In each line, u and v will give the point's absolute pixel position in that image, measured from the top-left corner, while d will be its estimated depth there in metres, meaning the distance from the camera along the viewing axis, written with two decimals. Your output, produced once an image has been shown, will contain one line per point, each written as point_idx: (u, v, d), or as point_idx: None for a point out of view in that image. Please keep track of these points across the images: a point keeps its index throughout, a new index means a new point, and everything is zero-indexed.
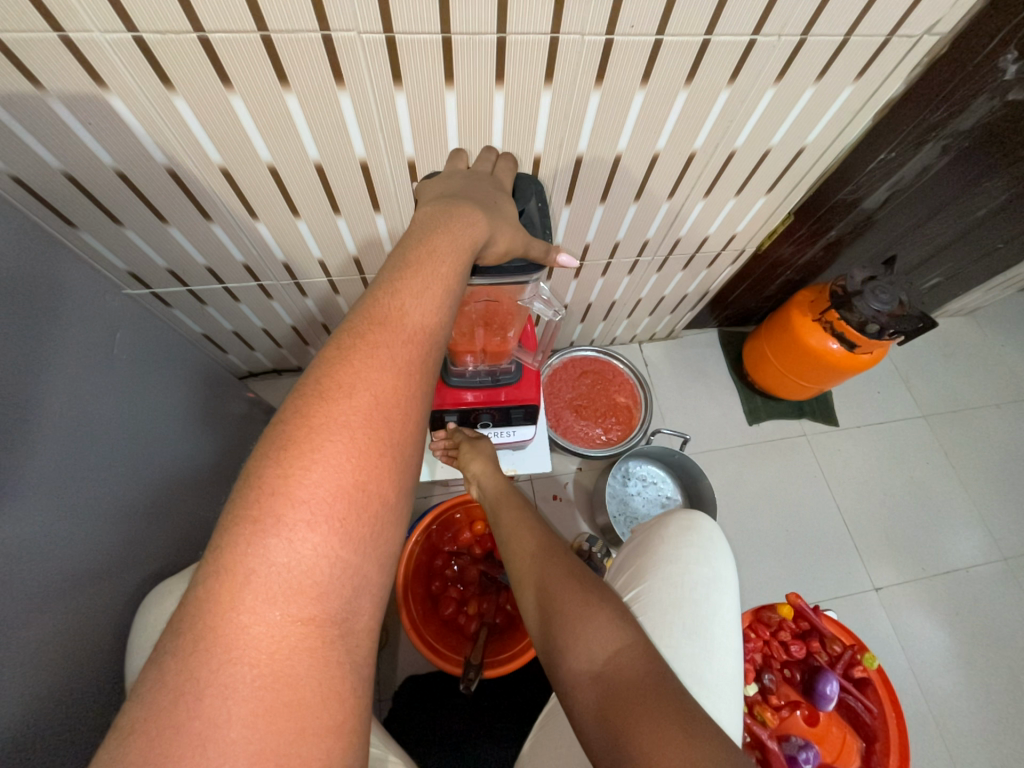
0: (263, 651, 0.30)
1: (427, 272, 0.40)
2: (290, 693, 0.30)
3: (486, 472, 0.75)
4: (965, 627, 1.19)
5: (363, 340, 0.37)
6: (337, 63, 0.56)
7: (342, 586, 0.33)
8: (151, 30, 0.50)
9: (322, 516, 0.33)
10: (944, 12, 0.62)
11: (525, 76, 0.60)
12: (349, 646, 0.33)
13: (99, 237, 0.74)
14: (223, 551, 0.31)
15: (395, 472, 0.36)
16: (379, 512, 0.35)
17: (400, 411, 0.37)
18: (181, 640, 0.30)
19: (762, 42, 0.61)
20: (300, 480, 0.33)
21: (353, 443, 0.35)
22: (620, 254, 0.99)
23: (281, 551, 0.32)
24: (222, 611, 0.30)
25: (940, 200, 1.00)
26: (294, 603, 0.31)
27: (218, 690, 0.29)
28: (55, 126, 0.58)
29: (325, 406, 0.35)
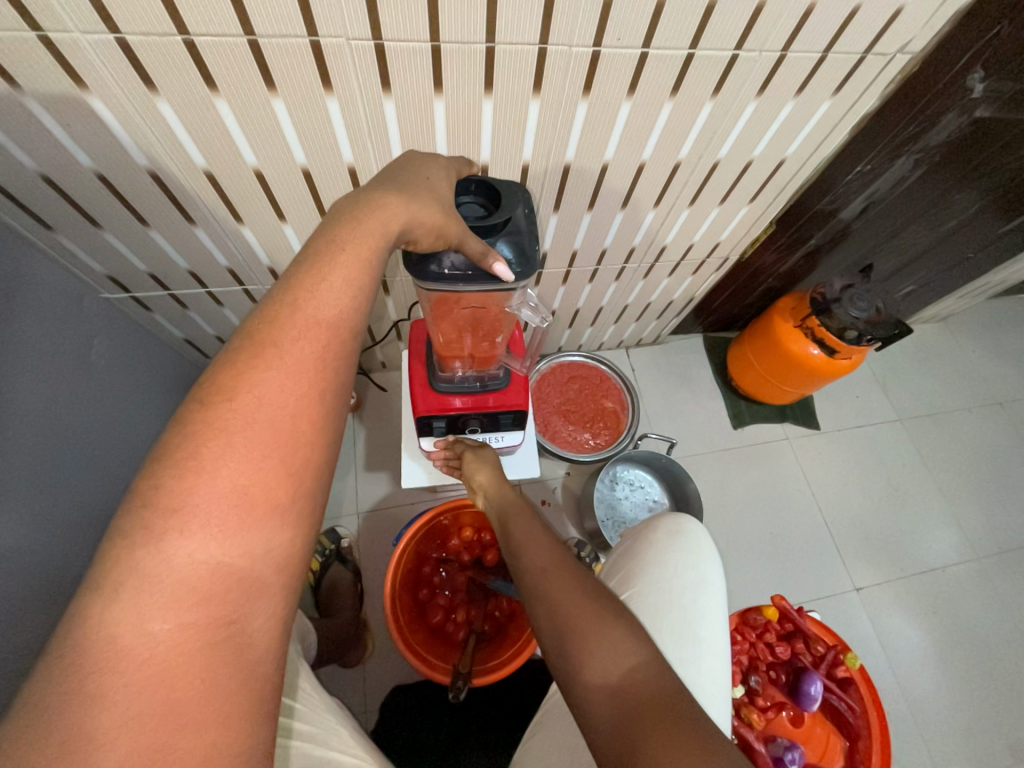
0: (139, 659, 0.29)
1: (330, 269, 0.39)
2: (173, 699, 0.29)
3: (492, 480, 0.75)
4: (942, 625, 1.23)
5: (267, 334, 0.37)
6: (325, 69, 0.56)
7: (228, 587, 0.32)
8: (135, 32, 0.49)
9: (197, 522, 0.32)
10: (917, 30, 0.64)
11: (514, 85, 0.61)
12: (238, 648, 0.32)
13: (78, 243, 0.72)
14: (95, 565, 0.30)
15: (286, 469, 0.35)
16: (266, 511, 0.34)
17: (291, 409, 0.36)
18: (51, 653, 0.29)
19: (745, 57, 0.62)
20: (177, 487, 0.32)
21: (235, 445, 0.34)
22: (608, 261, 1.00)
23: (152, 561, 0.30)
24: (94, 625, 0.29)
25: (915, 211, 1.04)
26: (172, 610, 0.30)
27: (91, 700, 0.28)
28: (31, 127, 0.56)
29: (207, 411, 0.34)
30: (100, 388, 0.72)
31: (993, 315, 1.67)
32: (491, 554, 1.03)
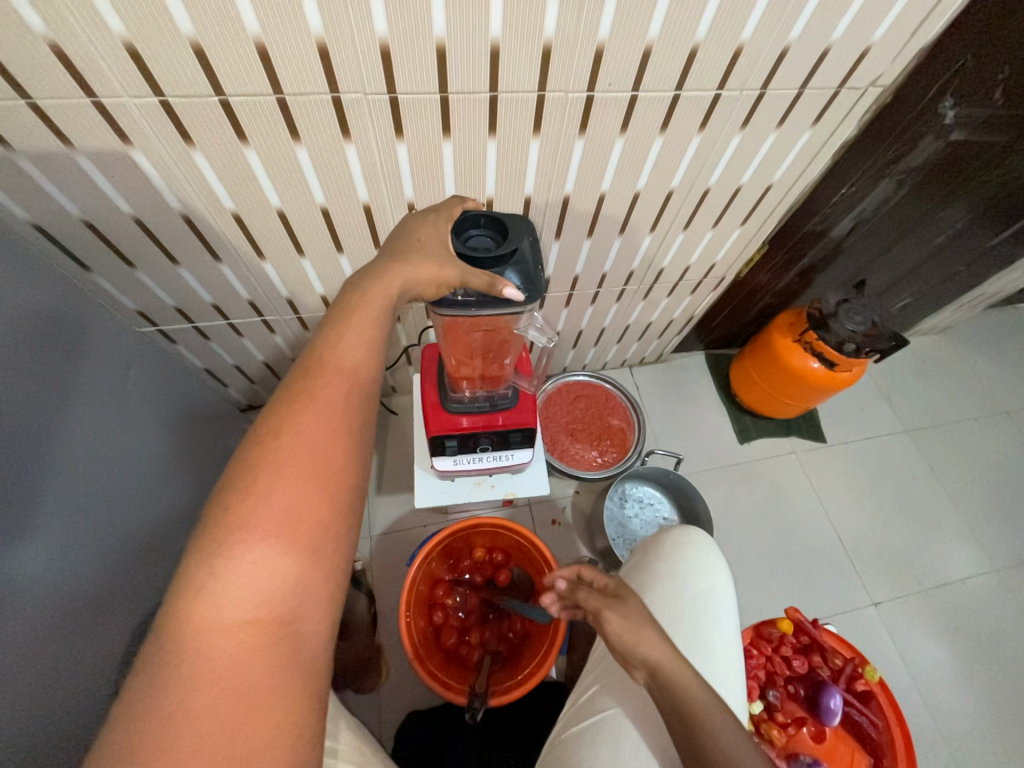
0: (217, 656, 0.32)
1: (350, 323, 0.44)
2: (241, 697, 0.31)
3: (656, 651, 0.55)
4: (966, 640, 1.20)
5: (304, 379, 0.41)
6: (344, 120, 0.61)
7: (287, 593, 0.35)
8: (177, 95, 0.55)
9: (261, 535, 0.35)
10: (885, 66, 0.70)
11: (516, 128, 0.66)
12: (297, 648, 0.34)
13: (112, 281, 0.78)
14: (179, 573, 0.34)
15: (333, 487, 0.38)
16: (317, 525, 0.37)
17: (336, 434, 0.39)
18: (145, 648, 0.32)
19: (727, 95, 0.68)
20: (239, 506, 0.35)
21: (289, 468, 0.37)
22: (608, 284, 1.04)
23: (226, 570, 0.33)
24: (180, 625, 0.32)
25: (902, 228, 1.08)
26: (245, 611, 0.33)
27: (178, 693, 0.30)
28: (79, 179, 0.62)
29: (262, 441, 0.37)
30: None
31: (992, 326, 1.69)
32: (504, 574, 1.03)
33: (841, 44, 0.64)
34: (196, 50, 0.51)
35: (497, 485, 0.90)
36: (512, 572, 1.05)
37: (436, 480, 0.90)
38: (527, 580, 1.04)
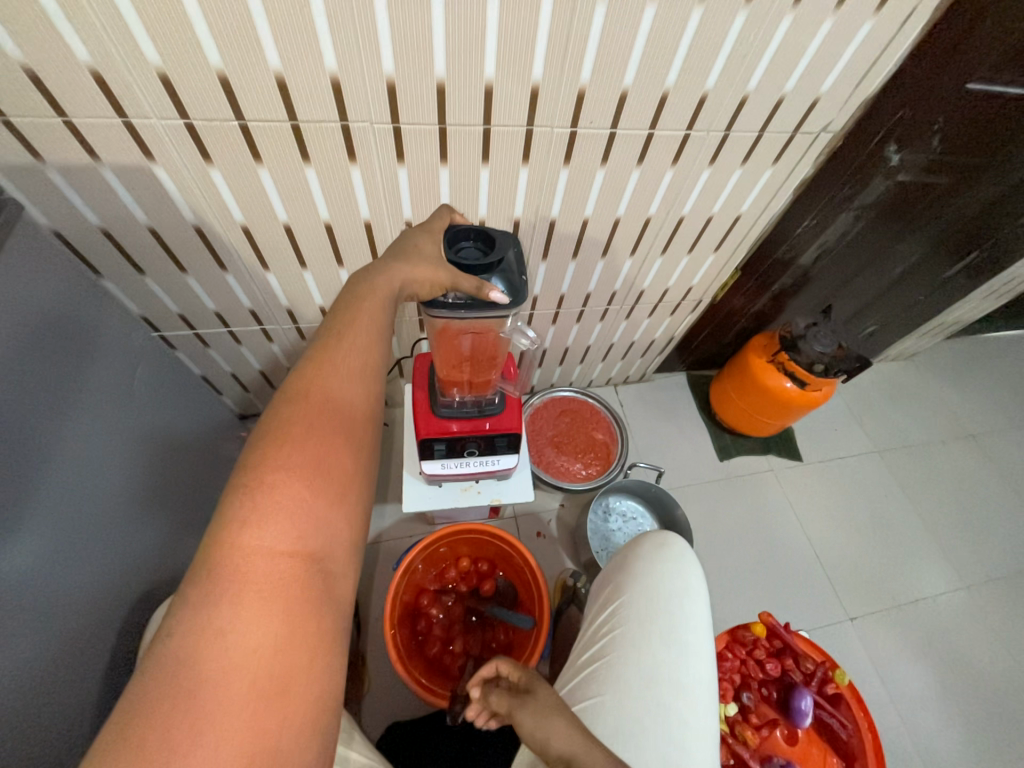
0: (260, 578, 0.35)
1: (360, 309, 0.50)
2: (283, 614, 0.35)
3: (570, 744, 0.53)
4: (940, 656, 1.23)
5: (319, 361, 0.46)
6: (351, 145, 0.68)
7: (318, 531, 0.39)
8: (201, 118, 0.61)
9: (297, 477, 0.39)
10: (833, 115, 0.79)
11: (506, 157, 0.73)
12: (327, 580, 0.38)
13: (121, 285, 0.82)
14: (223, 507, 0.37)
15: (355, 442, 0.43)
16: (343, 473, 0.41)
17: (354, 401, 0.45)
18: (192, 570, 0.35)
19: (696, 135, 0.76)
20: (277, 451, 0.39)
21: (319, 423, 0.42)
22: (592, 303, 1.10)
23: (267, 504, 0.37)
24: (226, 550, 0.35)
25: (863, 259, 1.17)
26: (284, 542, 0.37)
27: (229, 605, 0.34)
28: (101, 190, 0.67)
29: (293, 401, 0.43)
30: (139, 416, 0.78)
31: (954, 354, 1.79)
32: (489, 582, 1.05)
33: (794, 94, 0.73)
34: (222, 80, 0.57)
35: (484, 491, 0.94)
36: (498, 581, 1.07)
37: (425, 484, 0.93)
38: (512, 589, 1.05)
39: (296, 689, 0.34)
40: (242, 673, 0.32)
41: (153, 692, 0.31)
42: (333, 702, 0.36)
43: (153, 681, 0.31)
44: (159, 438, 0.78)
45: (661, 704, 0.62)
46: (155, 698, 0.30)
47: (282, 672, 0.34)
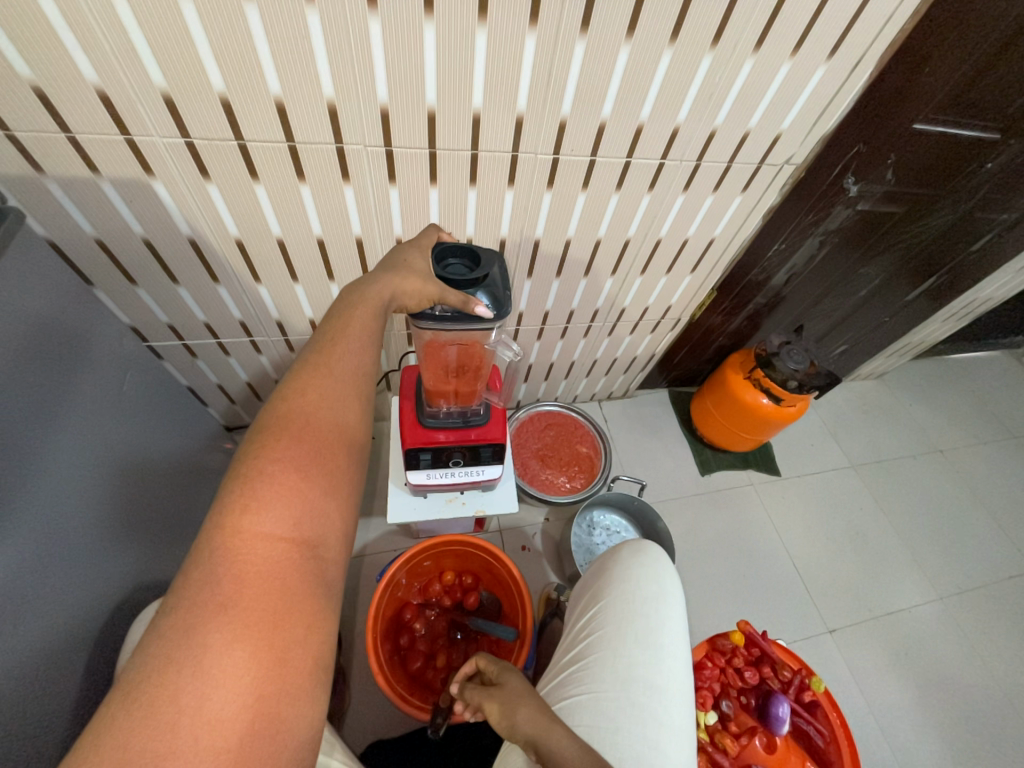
0: (258, 560, 0.37)
1: (354, 314, 0.52)
2: (279, 594, 0.36)
3: (532, 724, 0.56)
4: (916, 667, 1.25)
5: (314, 363, 0.48)
6: (345, 165, 0.71)
7: (314, 519, 0.40)
8: (202, 137, 0.64)
9: (294, 468, 0.40)
10: (795, 148, 0.85)
11: (493, 180, 0.78)
12: (321, 565, 0.40)
13: (112, 295, 0.83)
14: (223, 494, 0.38)
15: (348, 439, 0.45)
16: (337, 466, 0.43)
17: (349, 400, 0.47)
18: (192, 553, 0.36)
19: (670, 163, 0.81)
20: (275, 444, 0.41)
21: (315, 419, 0.44)
22: (576, 320, 1.14)
23: (265, 492, 0.39)
24: (227, 533, 0.37)
25: (830, 281, 1.24)
26: (281, 528, 0.38)
27: (228, 585, 0.35)
28: (99, 202, 0.69)
29: (289, 399, 0.45)
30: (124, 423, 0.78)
31: (920, 373, 1.88)
32: (473, 596, 1.04)
33: (757, 129, 0.80)
34: (224, 103, 0.61)
35: (469, 502, 0.95)
36: (482, 594, 1.07)
37: (410, 495, 0.93)
38: (496, 603, 1.06)
39: (292, 666, 0.35)
40: (240, 648, 0.34)
41: (157, 662, 0.32)
42: (324, 682, 0.38)
43: (156, 655, 0.32)
44: (143, 442, 0.78)
45: (635, 705, 0.63)
46: (159, 668, 0.32)
47: (278, 648, 0.35)
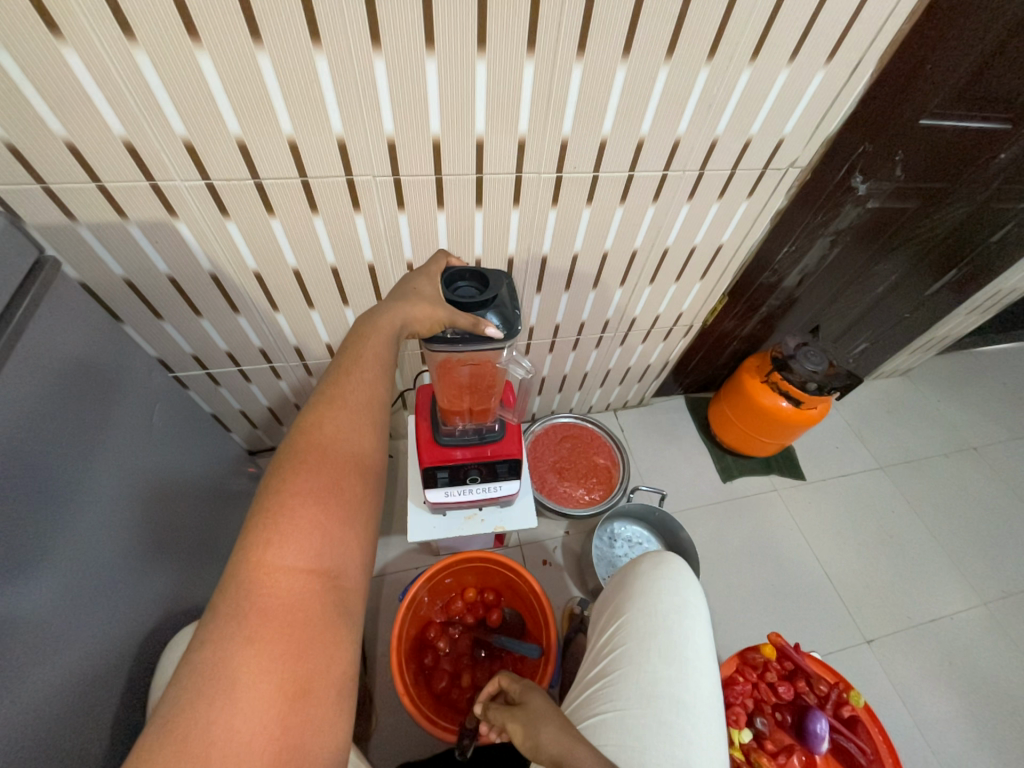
0: (281, 593, 0.38)
1: (367, 344, 0.54)
2: (303, 625, 0.37)
3: (557, 744, 0.55)
4: (963, 678, 1.19)
5: (330, 394, 0.50)
6: (355, 196, 0.74)
7: (333, 549, 0.41)
8: (220, 178, 0.67)
9: (314, 499, 0.41)
10: (799, 152, 0.85)
11: (499, 201, 0.80)
12: (341, 595, 0.40)
13: (140, 330, 0.87)
14: (246, 528, 0.39)
15: (365, 467, 0.46)
16: (354, 496, 0.44)
17: (364, 429, 0.49)
18: (220, 586, 0.37)
19: (673, 174, 0.82)
20: (295, 476, 0.42)
21: (332, 450, 0.45)
22: (587, 331, 1.15)
23: (287, 524, 0.40)
24: (251, 566, 0.38)
25: (844, 280, 1.22)
26: (302, 560, 0.39)
27: (253, 618, 0.36)
28: (127, 244, 0.73)
29: (307, 431, 0.46)
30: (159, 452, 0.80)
31: (947, 368, 1.82)
32: (495, 613, 1.04)
33: (760, 135, 0.80)
34: (240, 145, 0.64)
35: (487, 519, 0.95)
36: (504, 611, 1.06)
37: (429, 514, 0.94)
38: (519, 619, 1.05)
39: (316, 698, 0.36)
40: (266, 681, 0.34)
41: (187, 696, 0.33)
42: (347, 711, 0.38)
43: (188, 688, 0.33)
44: (175, 466, 0.82)
45: (664, 724, 0.61)
46: (189, 703, 0.33)
47: (303, 680, 0.36)
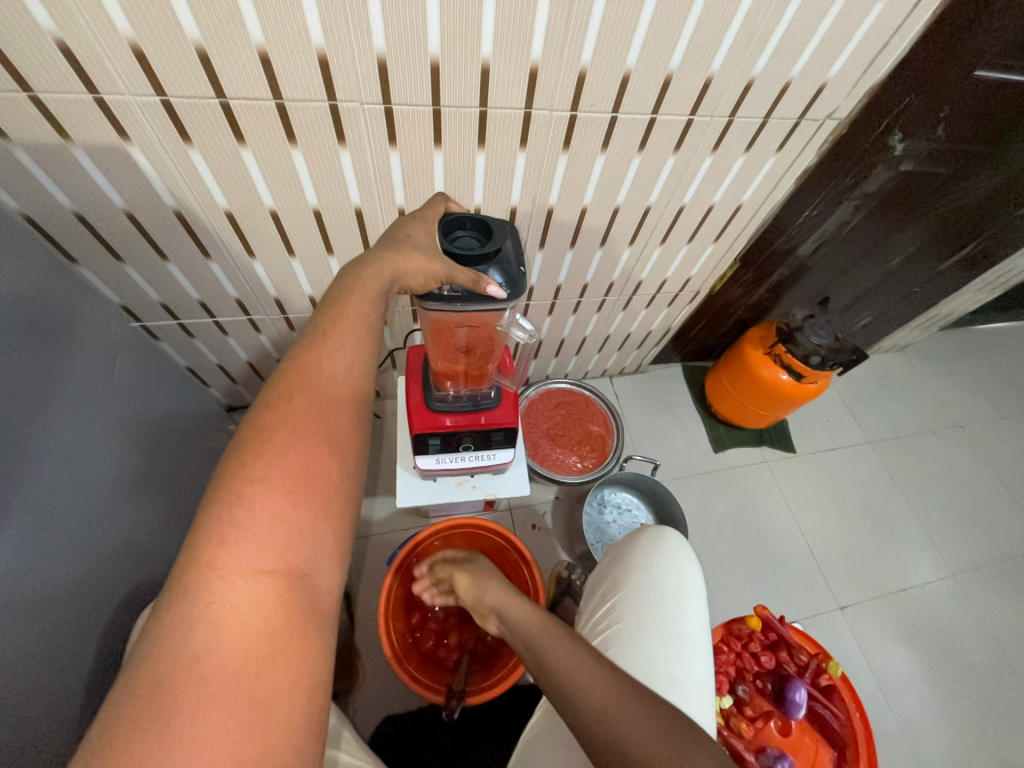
0: (238, 599, 0.34)
1: (349, 302, 0.47)
2: (263, 634, 0.34)
3: None
4: (925, 643, 1.25)
5: (303, 361, 0.43)
6: (340, 127, 0.64)
7: (301, 547, 0.37)
8: (179, 95, 0.57)
9: (278, 488, 0.37)
10: (840, 101, 0.77)
11: (503, 142, 0.71)
12: (310, 597, 0.37)
13: (99, 274, 0.78)
14: (199, 519, 0.35)
15: (341, 448, 0.41)
16: (328, 484, 0.40)
17: (342, 403, 0.43)
18: (166, 591, 0.33)
19: (699, 120, 0.73)
20: (257, 460, 0.37)
21: (304, 429, 0.40)
22: (590, 294, 1.08)
23: (245, 518, 0.35)
24: (200, 569, 0.33)
25: (862, 250, 1.16)
26: (264, 560, 0.35)
27: (203, 628, 0.32)
28: (73, 171, 0.63)
29: (274, 404, 0.40)
30: (132, 407, 0.74)
31: (945, 345, 1.81)
32: None
33: (801, 78, 0.71)
34: (200, 54, 0.54)
35: (479, 486, 0.92)
36: None
37: (418, 480, 0.91)
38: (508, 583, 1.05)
39: (276, 717, 0.32)
40: (219, 701, 0.31)
41: (115, 729, 0.29)
42: (317, 725, 0.35)
43: (124, 712, 0.29)
44: (145, 424, 0.76)
45: None
46: (114, 736, 0.28)
47: (263, 697, 0.32)
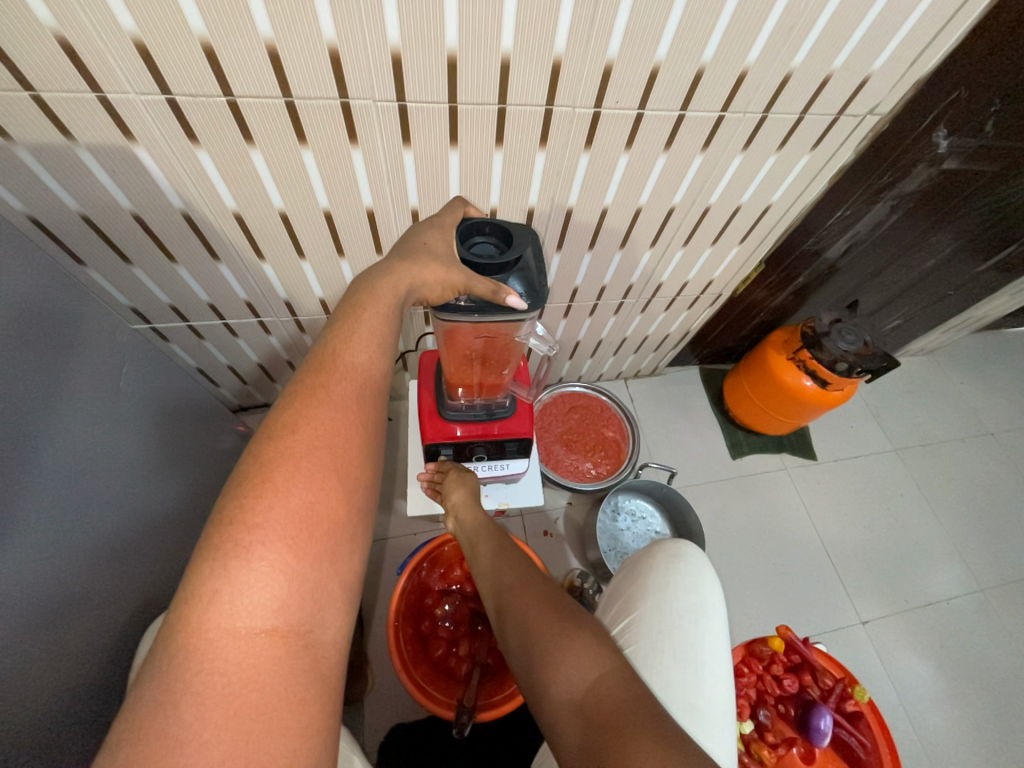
0: (232, 662, 0.32)
1: (361, 320, 0.45)
2: (258, 702, 0.32)
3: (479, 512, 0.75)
4: (951, 661, 1.21)
5: (309, 388, 0.41)
6: (352, 126, 0.61)
7: (302, 600, 0.35)
8: (184, 93, 0.54)
9: (277, 536, 0.35)
10: (883, 95, 0.72)
11: (522, 140, 0.67)
12: (314, 656, 0.35)
13: (108, 275, 0.77)
14: (191, 576, 0.33)
15: (348, 485, 0.39)
16: (334, 527, 0.37)
17: (349, 434, 0.40)
18: (158, 652, 0.32)
19: (730, 117, 0.69)
20: (256, 504, 0.35)
21: (306, 466, 0.37)
22: (608, 296, 1.05)
23: (241, 571, 0.33)
24: (193, 629, 0.32)
25: (896, 251, 1.10)
26: (260, 619, 0.33)
27: (191, 705, 0.30)
28: (78, 171, 0.61)
29: (275, 439, 0.38)
30: (141, 414, 0.72)
31: (976, 348, 1.74)
32: None
33: (842, 72, 0.66)
34: (206, 50, 0.51)
35: (491, 495, 0.90)
36: None
37: None
38: None
39: None
40: None
41: None
42: None
43: None
44: (154, 430, 0.75)
45: None
46: None
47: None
